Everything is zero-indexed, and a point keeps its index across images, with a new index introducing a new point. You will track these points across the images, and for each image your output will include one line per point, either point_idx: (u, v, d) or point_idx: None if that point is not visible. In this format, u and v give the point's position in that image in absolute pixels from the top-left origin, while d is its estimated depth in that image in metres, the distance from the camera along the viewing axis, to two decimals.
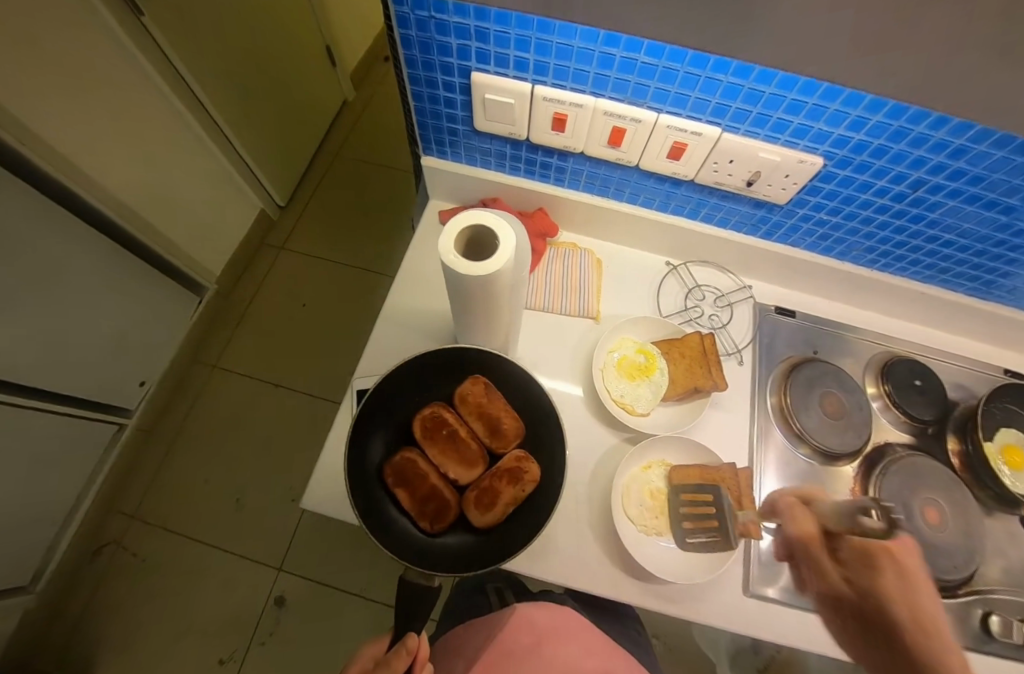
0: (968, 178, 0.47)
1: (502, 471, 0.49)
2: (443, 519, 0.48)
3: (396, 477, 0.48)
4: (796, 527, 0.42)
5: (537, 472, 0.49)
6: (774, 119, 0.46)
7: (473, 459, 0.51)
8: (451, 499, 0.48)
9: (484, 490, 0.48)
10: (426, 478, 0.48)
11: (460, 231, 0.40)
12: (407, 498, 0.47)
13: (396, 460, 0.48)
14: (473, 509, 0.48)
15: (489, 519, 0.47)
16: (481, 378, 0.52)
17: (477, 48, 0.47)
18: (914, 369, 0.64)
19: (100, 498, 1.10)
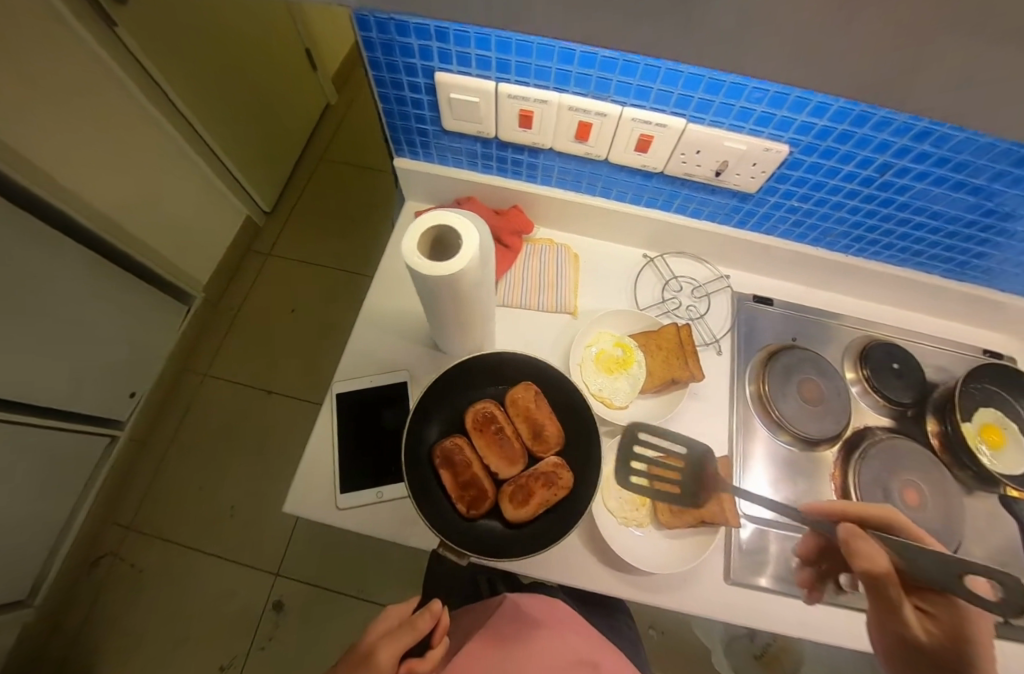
0: (934, 159, 0.47)
1: (541, 470, 0.49)
2: (479, 506, 0.48)
3: (442, 459, 0.49)
4: (872, 566, 0.40)
5: (570, 480, 0.48)
6: (737, 108, 0.46)
7: (519, 456, 0.51)
8: (489, 490, 0.49)
9: (521, 486, 0.48)
10: (469, 466, 0.49)
11: (424, 231, 0.41)
12: (449, 480, 0.49)
13: (445, 443, 0.50)
14: (507, 502, 0.48)
15: (521, 515, 0.47)
16: (535, 384, 0.52)
17: (438, 48, 0.47)
18: (891, 353, 0.65)
19: (96, 510, 1.10)
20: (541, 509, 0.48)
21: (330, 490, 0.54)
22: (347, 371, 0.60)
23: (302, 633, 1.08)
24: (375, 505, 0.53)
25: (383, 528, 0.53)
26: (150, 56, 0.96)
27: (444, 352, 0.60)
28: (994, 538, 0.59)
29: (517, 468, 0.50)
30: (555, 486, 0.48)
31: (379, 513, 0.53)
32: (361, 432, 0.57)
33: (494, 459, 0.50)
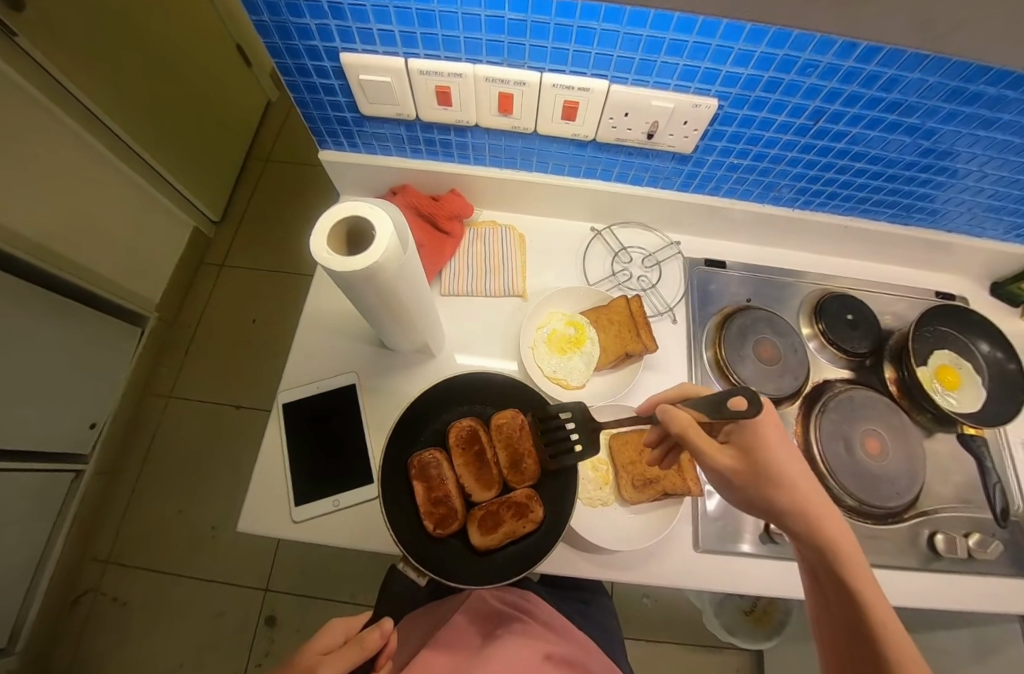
0: (865, 101, 0.45)
1: (515, 498, 0.45)
2: (446, 527, 0.44)
3: (418, 471, 0.45)
4: (678, 425, 0.38)
5: (541, 517, 0.45)
6: (659, 64, 0.43)
7: (496, 480, 0.47)
8: (460, 511, 0.45)
9: (493, 513, 0.44)
10: (445, 483, 0.45)
11: (333, 226, 0.36)
12: (421, 493, 0.44)
13: (425, 455, 0.46)
14: (475, 527, 0.44)
15: (486, 544, 0.43)
16: (523, 412, 0.49)
17: (337, 26, 0.43)
18: (846, 304, 0.65)
19: (70, 549, 1.07)
20: (506, 541, 0.44)
21: (283, 506, 0.51)
22: (291, 380, 0.57)
23: (300, 642, 1.08)
24: (333, 514, 0.51)
25: (343, 536, 0.51)
26: (64, 72, 0.89)
27: (391, 349, 0.59)
28: (957, 478, 0.59)
29: (492, 492, 0.47)
30: (525, 518, 0.44)
31: (336, 523, 0.51)
32: (311, 442, 0.54)
33: (470, 479, 0.46)
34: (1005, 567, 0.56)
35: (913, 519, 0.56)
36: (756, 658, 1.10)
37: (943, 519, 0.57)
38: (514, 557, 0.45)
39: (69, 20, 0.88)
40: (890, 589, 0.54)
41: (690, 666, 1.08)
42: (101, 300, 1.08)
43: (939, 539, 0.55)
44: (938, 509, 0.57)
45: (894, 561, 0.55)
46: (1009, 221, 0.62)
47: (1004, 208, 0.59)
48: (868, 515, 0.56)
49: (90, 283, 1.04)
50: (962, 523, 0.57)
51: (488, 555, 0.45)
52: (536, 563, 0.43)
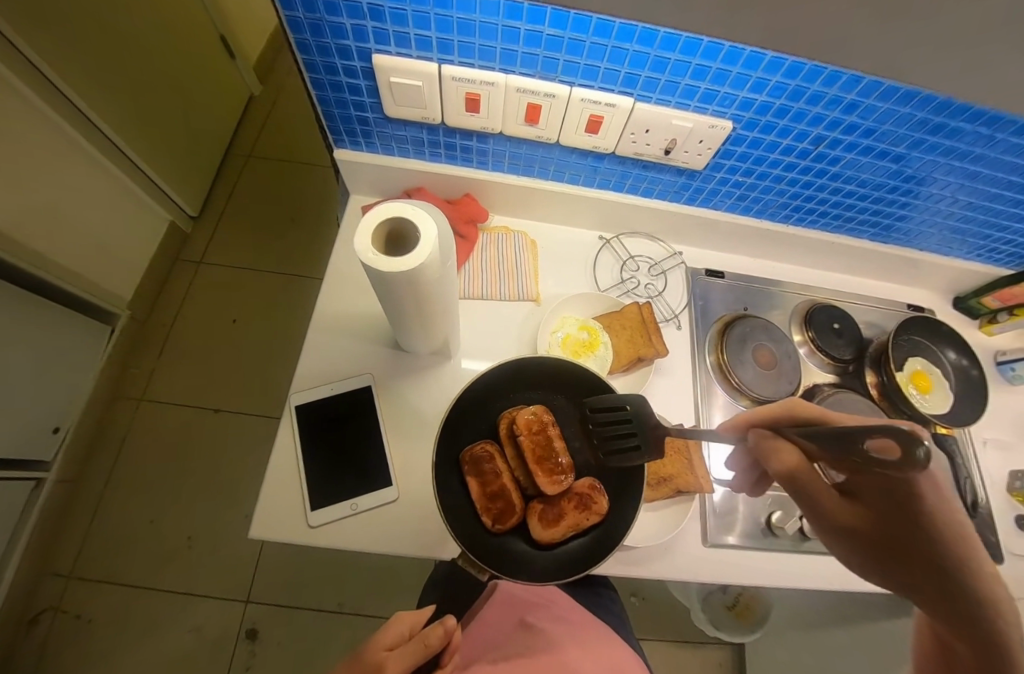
0: (861, 131, 0.50)
1: (576, 489, 0.45)
2: (505, 522, 0.44)
3: (471, 466, 0.45)
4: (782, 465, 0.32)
5: (605, 507, 0.44)
6: (683, 86, 0.46)
7: (569, 474, 0.45)
8: (518, 504, 0.45)
9: (552, 505, 0.44)
10: (499, 477, 0.45)
11: (376, 228, 0.36)
12: (477, 489, 0.44)
13: (477, 449, 0.45)
14: (536, 520, 0.44)
15: (549, 537, 0.43)
16: (550, 414, 0.47)
17: (374, 28, 0.43)
18: (832, 315, 0.70)
19: (27, 565, 0.98)
20: (571, 533, 0.44)
21: (298, 511, 0.50)
22: (303, 380, 0.56)
23: (283, 656, 1.03)
24: (351, 518, 0.50)
25: (361, 541, 0.50)
26: (38, 51, 0.83)
27: (409, 350, 0.58)
28: None
29: (563, 487, 0.45)
30: (589, 510, 0.44)
31: (354, 529, 0.50)
32: (327, 445, 0.53)
33: (538, 473, 0.45)
34: None
35: None
36: (738, 652, 1.15)
37: None
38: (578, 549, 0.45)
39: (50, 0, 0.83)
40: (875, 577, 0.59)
41: (678, 662, 1.12)
42: (70, 296, 1.01)
43: None
44: None
45: None
46: (971, 242, 0.69)
47: (968, 230, 0.66)
48: None
49: (60, 277, 0.97)
50: None
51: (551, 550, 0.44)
52: (603, 556, 0.43)
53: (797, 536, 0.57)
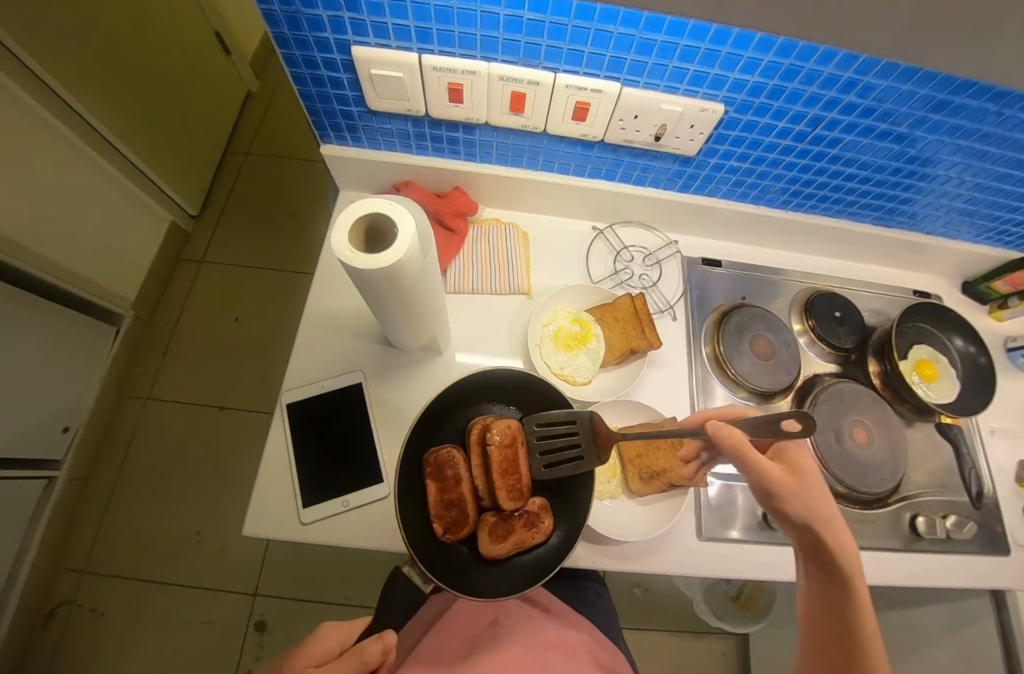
0: (861, 111, 0.48)
1: (528, 505, 0.45)
2: (455, 533, 0.42)
3: (433, 468, 0.44)
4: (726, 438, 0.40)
5: (551, 527, 0.45)
6: (670, 69, 0.44)
7: (526, 492, 0.45)
8: (471, 516, 0.43)
9: (504, 521, 0.43)
10: (458, 485, 0.43)
11: (353, 224, 0.36)
12: (434, 494, 0.43)
13: (442, 453, 0.44)
14: (486, 534, 0.43)
15: (494, 554, 0.42)
16: (520, 428, 0.46)
17: (351, 19, 0.42)
18: (834, 303, 0.68)
19: (42, 561, 1.01)
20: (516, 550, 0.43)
21: (291, 508, 0.50)
22: (294, 379, 0.56)
23: (291, 647, 1.06)
24: (344, 515, 0.51)
25: (353, 536, 0.50)
26: (35, 56, 0.84)
27: (398, 346, 0.58)
28: (934, 463, 0.64)
29: (517, 503, 0.44)
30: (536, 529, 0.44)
31: (346, 526, 0.50)
32: (318, 442, 0.53)
33: (499, 485, 0.44)
34: (977, 547, 0.60)
35: (896, 504, 0.60)
36: (742, 642, 1.15)
37: (923, 503, 0.61)
38: (522, 565, 0.44)
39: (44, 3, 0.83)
40: (875, 569, 0.58)
41: (682, 653, 1.12)
42: (74, 298, 1.03)
43: (920, 522, 0.59)
44: (919, 494, 0.61)
45: (879, 544, 0.58)
46: (980, 224, 0.66)
47: (977, 212, 0.63)
48: (857, 500, 0.59)
49: (65, 281, 0.98)
50: (939, 507, 0.61)
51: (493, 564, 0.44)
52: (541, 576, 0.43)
53: None
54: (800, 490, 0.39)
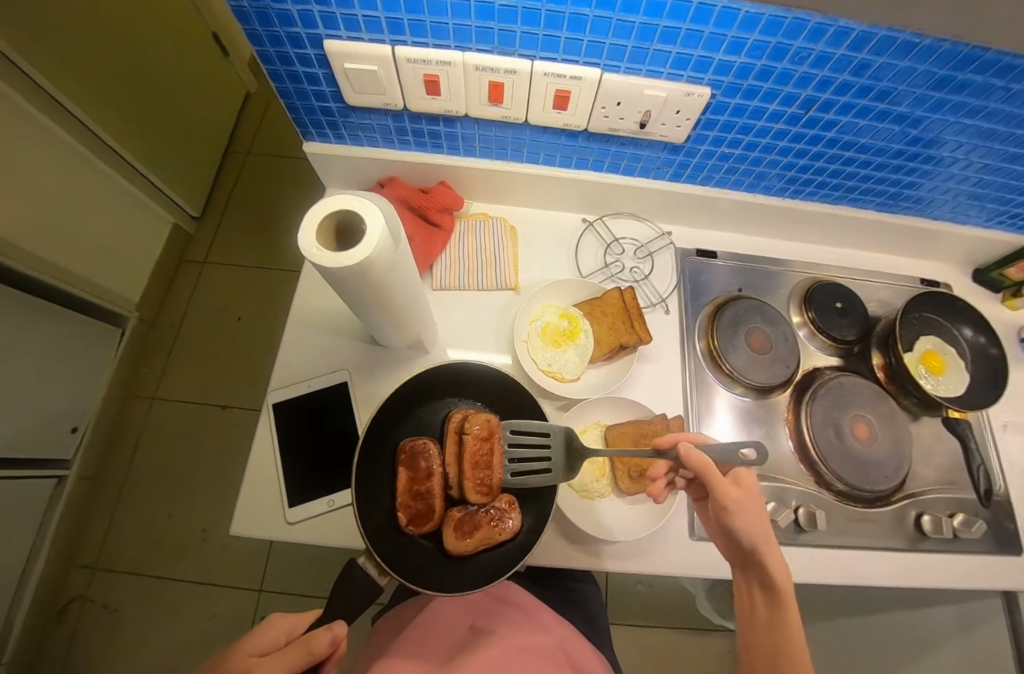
0: (856, 90, 0.45)
1: (497, 500, 0.44)
2: (419, 526, 0.43)
3: (406, 457, 0.44)
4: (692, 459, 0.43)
5: (517, 526, 0.44)
6: (652, 52, 0.42)
7: (496, 489, 0.44)
8: (437, 510, 0.43)
9: (470, 516, 0.43)
10: (428, 478, 0.44)
11: (320, 221, 0.35)
12: (404, 483, 0.43)
13: (417, 442, 0.45)
14: (451, 530, 0.42)
15: (458, 549, 0.42)
16: (499, 424, 0.46)
17: (320, 12, 0.41)
18: (835, 293, 0.65)
19: (54, 558, 1.04)
20: (481, 547, 0.43)
21: (276, 508, 0.50)
22: (280, 378, 0.56)
23: None
24: (330, 514, 0.51)
25: (339, 536, 0.50)
26: (36, 65, 0.85)
27: (384, 345, 0.58)
28: (941, 459, 0.61)
29: (485, 499, 0.44)
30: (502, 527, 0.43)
31: (332, 524, 0.50)
32: (304, 442, 0.53)
33: (468, 477, 0.44)
34: (987, 546, 0.58)
35: (900, 502, 0.58)
36: None
37: (929, 501, 0.59)
38: (486, 561, 0.44)
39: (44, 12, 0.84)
40: (879, 569, 0.56)
41: (685, 650, 1.11)
42: (79, 301, 1.05)
43: (925, 520, 0.56)
44: (924, 492, 0.59)
45: (882, 544, 0.56)
46: (991, 208, 0.63)
47: (986, 196, 0.60)
48: (858, 498, 0.57)
49: (70, 285, 1.00)
50: (946, 505, 0.59)
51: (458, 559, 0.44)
52: (502, 574, 0.42)
53: (793, 529, 0.55)
54: (748, 508, 0.42)
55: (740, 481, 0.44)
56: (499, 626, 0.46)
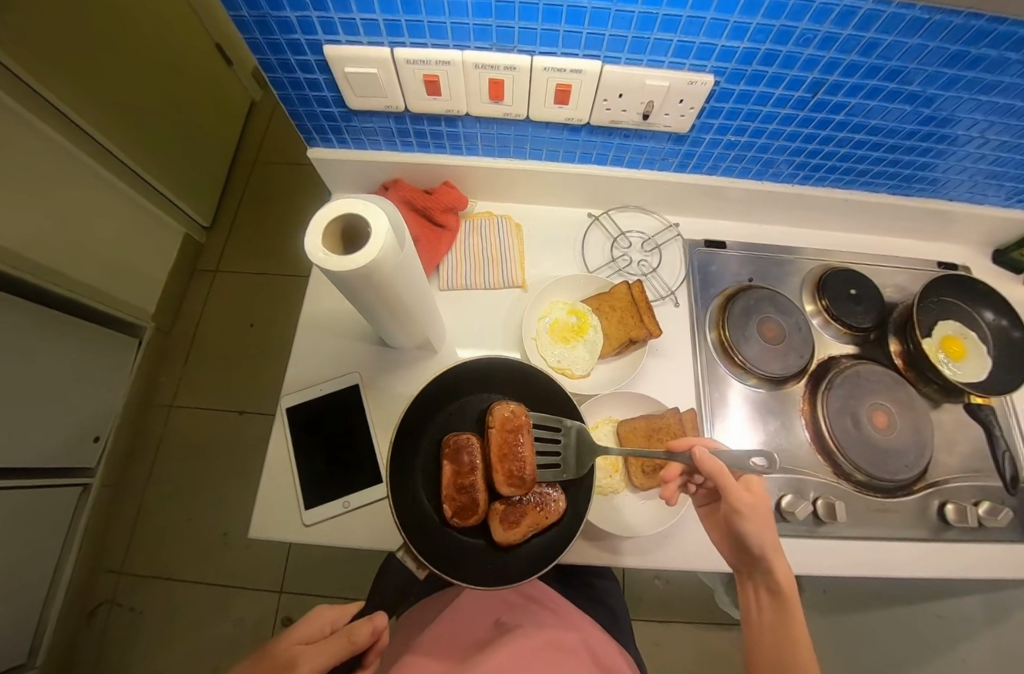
0: (865, 70, 0.44)
1: (538, 488, 0.44)
2: (464, 518, 0.43)
3: (450, 450, 0.45)
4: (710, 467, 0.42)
5: (562, 507, 0.43)
6: (652, 41, 0.41)
7: (530, 482, 0.43)
8: (481, 503, 0.43)
9: (514, 506, 0.43)
10: (473, 471, 0.44)
11: (326, 225, 0.35)
12: (449, 476, 0.44)
13: (460, 435, 0.45)
14: (497, 522, 0.42)
15: (507, 539, 0.42)
16: (528, 415, 0.46)
17: (319, 18, 0.41)
18: (848, 280, 0.64)
19: (81, 563, 1.07)
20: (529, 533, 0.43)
21: (294, 510, 0.51)
22: (293, 382, 0.57)
23: None
24: (346, 515, 0.51)
25: (357, 536, 0.51)
26: (49, 87, 0.88)
27: (394, 347, 0.58)
28: (964, 446, 0.60)
29: (524, 490, 0.43)
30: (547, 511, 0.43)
31: (348, 525, 0.51)
32: (319, 445, 0.54)
33: (498, 471, 0.43)
34: (1015, 534, 0.56)
35: (922, 492, 0.57)
36: None
37: (952, 489, 0.57)
38: (528, 549, 0.44)
39: (53, 34, 0.86)
40: (902, 560, 0.54)
41: (702, 644, 1.10)
42: (96, 313, 1.07)
43: (949, 509, 0.55)
44: (947, 480, 0.57)
45: (904, 534, 0.55)
46: (1010, 187, 0.61)
47: (1005, 174, 0.58)
48: (878, 488, 0.56)
49: (87, 297, 1.03)
50: (970, 493, 0.57)
51: (500, 554, 0.44)
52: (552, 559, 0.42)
53: (812, 520, 0.54)
54: (759, 513, 0.42)
55: (750, 487, 0.43)
56: (526, 621, 0.46)
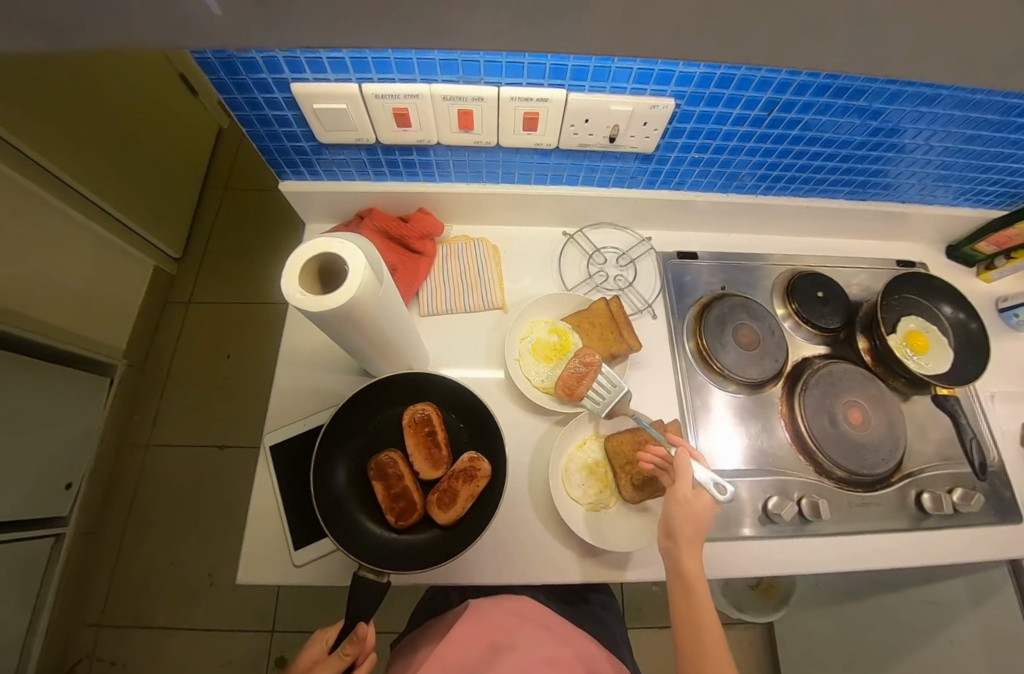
0: (814, 89, 0.47)
1: (460, 468, 0.49)
2: (406, 518, 0.47)
3: (376, 471, 0.49)
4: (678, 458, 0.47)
5: (489, 470, 0.49)
6: (613, 69, 0.43)
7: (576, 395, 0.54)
8: (419, 501, 0.48)
9: (446, 490, 0.48)
10: (402, 480, 0.48)
11: (302, 268, 0.35)
12: (381, 492, 0.48)
13: (381, 456, 0.49)
14: (437, 509, 0.47)
15: (449, 517, 0.47)
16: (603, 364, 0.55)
17: (285, 58, 0.42)
18: (815, 282, 0.67)
19: (57, 619, 1.01)
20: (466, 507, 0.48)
21: (282, 550, 0.50)
22: (276, 418, 0.56)
23: None
24: (336, 552, 0.50)
25: (348, 571, 0.50)
26: (10, 127, 0.85)
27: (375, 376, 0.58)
28: (935, 436, 0.62)
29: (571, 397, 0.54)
30: (474, 480, 0.48)
31: (340, 560, 0.50)
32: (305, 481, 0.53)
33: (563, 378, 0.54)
34: (987, 517, 0.59)
35: (899, 483, 0.59)
36: (766, 631, 1.13)
37: (928, 478, 0.60)
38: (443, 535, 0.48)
39: (14, 74, 0.85)
40: (885, 552, 0.56)
41: None
42: (64, 354, 1.03)
43: (925, 498, 0.57)
44: (922, 470, 0.60)
45: (886, 526, 0.57)
46: (956, 187, 0.65)
47: (951, 176, 0.62)
48: (854, 482, 0.58)
49: (54, 338, 0.99)
50: (945, 481, 0.59)
51: (418, 538, 0.49)
52: (464, 540, 0.47)
53: (799, 520, 0.56)
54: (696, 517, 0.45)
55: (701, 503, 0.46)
56: (521, 644, 0.45)
